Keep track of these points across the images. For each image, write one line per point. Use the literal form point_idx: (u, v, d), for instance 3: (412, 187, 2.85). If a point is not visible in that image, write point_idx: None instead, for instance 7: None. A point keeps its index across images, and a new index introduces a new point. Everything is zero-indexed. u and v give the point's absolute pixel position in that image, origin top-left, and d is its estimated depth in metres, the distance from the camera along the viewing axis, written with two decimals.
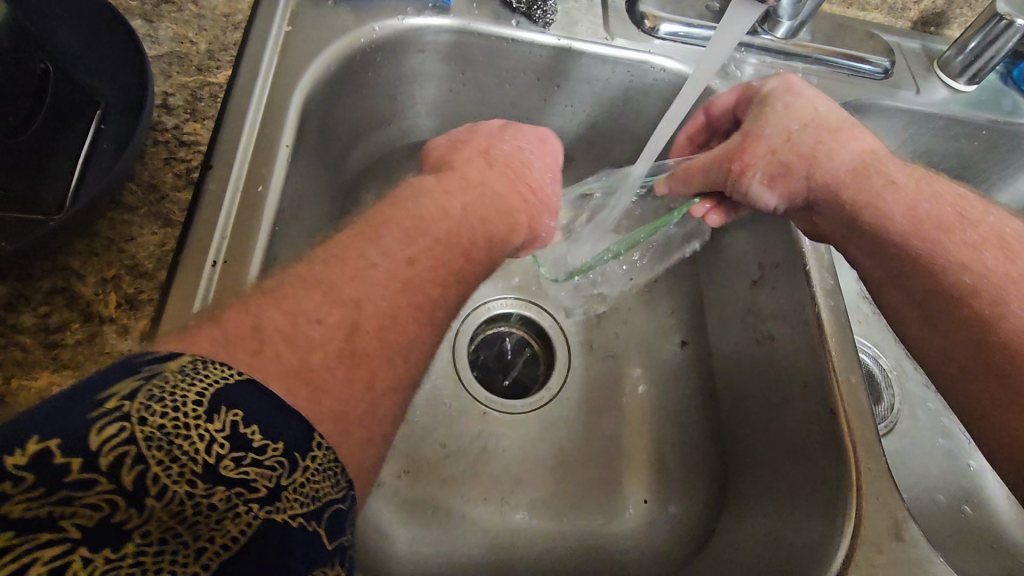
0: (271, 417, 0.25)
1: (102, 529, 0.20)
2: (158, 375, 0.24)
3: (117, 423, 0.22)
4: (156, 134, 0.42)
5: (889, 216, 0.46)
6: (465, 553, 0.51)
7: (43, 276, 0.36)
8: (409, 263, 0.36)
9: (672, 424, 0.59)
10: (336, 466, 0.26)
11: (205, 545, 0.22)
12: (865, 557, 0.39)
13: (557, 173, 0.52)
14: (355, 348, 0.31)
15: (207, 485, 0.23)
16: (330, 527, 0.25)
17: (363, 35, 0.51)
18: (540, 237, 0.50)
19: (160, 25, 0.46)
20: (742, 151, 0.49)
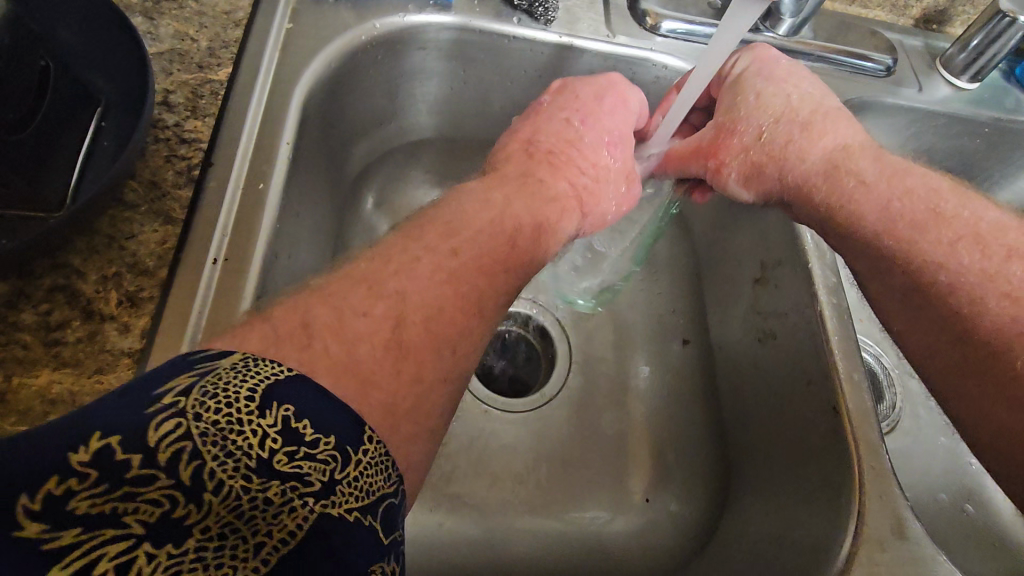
0: (322, 412, 0.25)
1: (164, 525, 0.20)
2: (212, 373, 0.24)
3: (173, 419, 0.22)
4: (156, 132, 0.41)
5: (861, 212, 0.43)
6: (468, 552, 0.51)
7: (43, 274, 0.35)
8: (453, 253, 0.35)
9: (679, 424, 0.58)
10: (387, 459, 0.26)
11: (263, 540, 0.22)
12: (867, 557, 0.39)
13: (616, 139, 0.50)
14: (405, 342, 0.31)
15: (262, 479, 0.23)
16: (385, 521, 0.25)
17: (364, 32, 0.50)
18: (605, 213, 0.48)
19: (160, 22, 0.46)
20: (716, 147, 0.49)
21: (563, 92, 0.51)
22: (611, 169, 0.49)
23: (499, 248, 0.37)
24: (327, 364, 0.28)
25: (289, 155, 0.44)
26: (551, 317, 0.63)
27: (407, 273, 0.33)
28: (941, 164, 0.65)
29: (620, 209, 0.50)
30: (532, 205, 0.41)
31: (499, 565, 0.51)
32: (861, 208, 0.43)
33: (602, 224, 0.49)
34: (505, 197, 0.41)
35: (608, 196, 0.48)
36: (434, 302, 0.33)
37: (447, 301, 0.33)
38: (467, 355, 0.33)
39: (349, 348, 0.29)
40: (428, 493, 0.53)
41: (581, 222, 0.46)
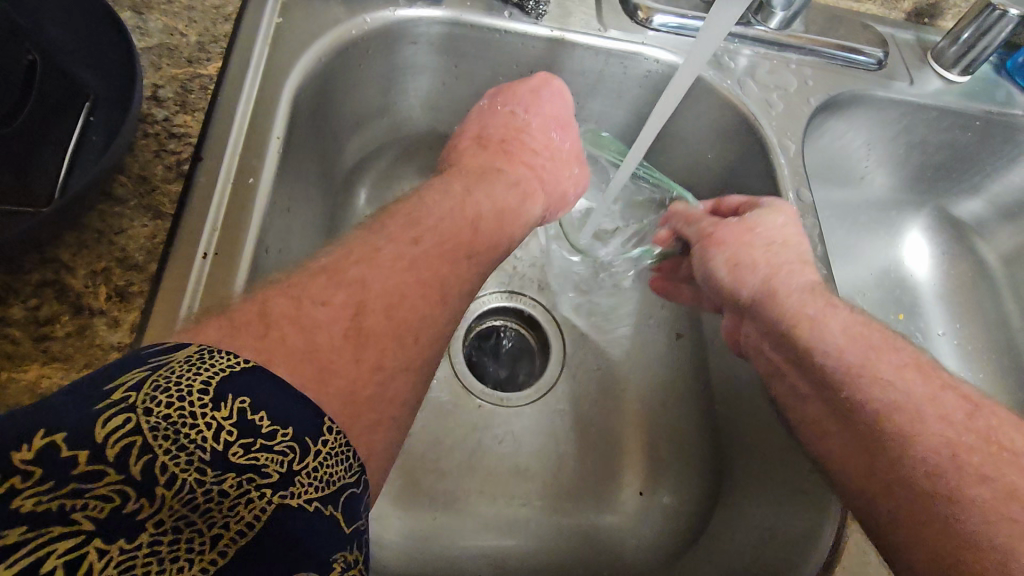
0: (278, 403, 0.25)
1: (115, 520, 0.20)
2: (163, 366, 0.24)
3: (122, 414, 0.22)
4: (145, 126, 0.41)
5: (829, 333, 0.42)
6: (462, 548, 0.51)
7: (32, 269, 0.35)
8: (415, 241, 0.36)
9: (671, 417, 0.59)
10: (347, 450, 0.27)
11: (219, 532, 0.22)
12: (855, 555, 0.40)
13: (562, 121, 0.52)
14: (363, 330, 0.31)
15: (217, 472, 0.23)
16: (346, 510, 0.25)
17: (354, 26, 0.50)
18: (567, 191, 0.52)
19: (149, 17, 0.46)
20: (726, 231, 0.49)
21: (500, 92, 0.52)
22: (563, 151, 0.52)
23: (458, 230, 0.39)
24: (285, 351, 0.28)
25: (278, 151, 0.44)
26: (544, 313, 0.63)
27: (369, 264, 0.33)
28: (933, 157, 0.65)
29: (579, 189, 0.54)
30: (490, 190, 0.44)
31: (493, 560, 0.51)
32: (830, 337, 0.42)
33: (565, 202, 0.52)
34: (465, 186, 0.43)
35: (566, 174, 0.52)
36: (398, 288, 0.33)
37: (410, 290, 0.34)
38: (429, 342, 0.34)
39: (309, 337, 0.29)
40: (422, 488, 0.53)
41: (547, 201, 0.49)
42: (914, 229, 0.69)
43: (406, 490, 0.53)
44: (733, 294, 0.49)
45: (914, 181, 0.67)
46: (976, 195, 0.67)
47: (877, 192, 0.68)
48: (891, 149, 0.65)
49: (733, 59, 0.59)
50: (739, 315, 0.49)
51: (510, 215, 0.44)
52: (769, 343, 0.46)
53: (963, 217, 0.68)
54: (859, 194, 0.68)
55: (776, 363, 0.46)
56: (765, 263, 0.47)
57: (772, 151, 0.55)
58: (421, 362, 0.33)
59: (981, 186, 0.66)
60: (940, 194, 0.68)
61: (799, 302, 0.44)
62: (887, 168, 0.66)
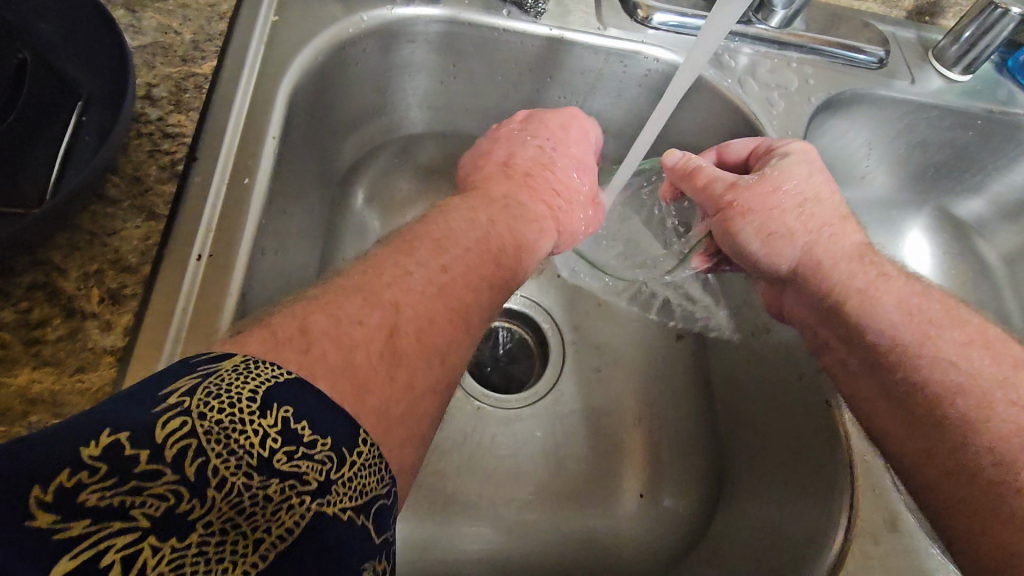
0: (320, 414, 0.24)
1: (168, 518, 0.20)
2: (215, 373, 0.24)
3: (179, 418, 0.22)
4: (139, 126, 0.40)
5: (880, 308, 0.43)
6: (460, 550, 0.51)
7: (24, 271, 0.35)
8: (444, 269, 0.35)
9: (672, 418, 0.58)
10: (381, 462, 0.26)
11: (262, 536, 0.21)
12: (861, 551, 0.38)
13: (583, 166, 0.53)
14: (399, 352, 0.30)
15: (263, 477, 0.22)
16: (377, 519, 0.25)
17: (351, 25, 0.50)
18: (579, 229, 0.50)
19: (143, 16, 0.45)
20: (752, 192, 0.46)
21: (531, 120, 0.53)
22: (581, 194, 0.51)
23: (484, 265, 0.37)
24: (323, 367, 0.27)
25: (273, 151, 0.44)
26: (543, 312, 0.63)
27: (401, 287, 0.33)
28: (934, 156, 0.64)
29: (590, 227, 0.51)
30: (514, 226, 0.42)
31: (491, 563, 0.51)
32: (881, 307, 0.43)
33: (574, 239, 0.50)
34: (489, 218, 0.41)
35: (582, 215, 0.50)
36: (431, 316, 0.32)
37: (440, 317, 0.33)
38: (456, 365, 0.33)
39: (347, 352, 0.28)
40: (420, 491, 0.53)
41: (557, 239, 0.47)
42: (914, 229, 0.69)
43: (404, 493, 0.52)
44: (771, 262, 0.48)
45: (915, 180, 0.67)
46: (977, 194, 0.66)
47: (879, 192, 0.68)
48: (892, 148, 0.64)
49: (733, 58, 0.58)
50: (778, 287, 0.49)
51: (526, 254, 0.42)
52: (816, 316, 0.46)
53: (964, 217, 0.68)
54: (860, 195, 0.67)
55: (821, 337, 0.46)
56: (802, 227, 0.46)
57: None
58: (445, 386, 0.32)
59: (982, 186, 0.65)
60: (940, 193, 0.67)
61: (846, 272, 0.44)
62: (887, 167, 0.66)
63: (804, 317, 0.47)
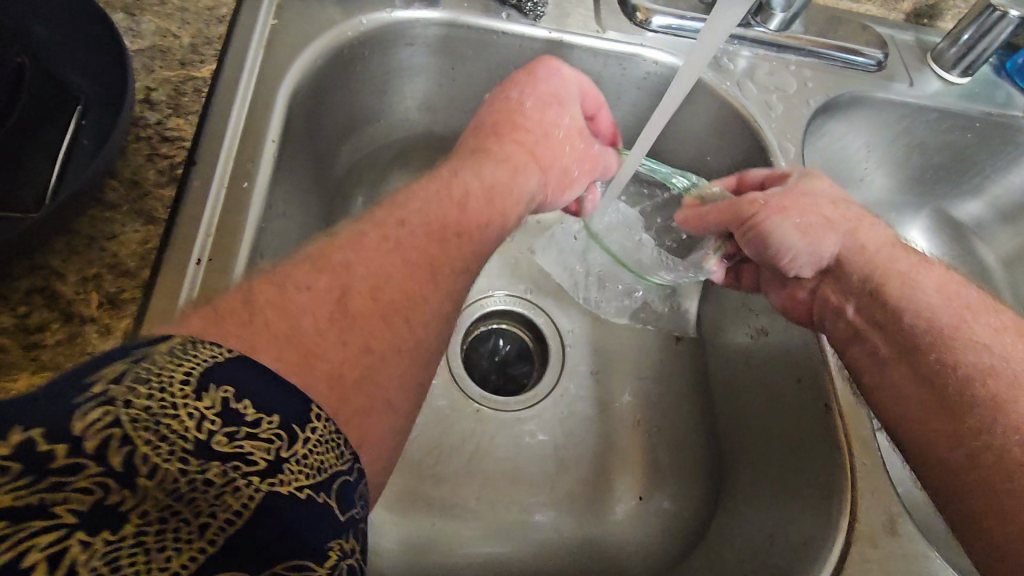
0: (263, 393, 0.24)
1: (97, 512, 0.19)
2: (145, 359, 0.23)
3: (101, 406, 0.20)
4: (137, 130, 0.41)
5: (922, 290, 0.42)
6: (460, 553, 0.51)
7: (21, 276, 0.35)
8: (400, 224, 0.35)
9: (672, 422, 0.58)
10: (337, 438, 0.25)
11: (208, 522, 0.20)
12: (860, 554, 0.39)
13: (558, 98, 0.47)
14: (349, 313, 0.30)
15: (202, 461, 0.21)
16: (340, 498, 0.24)
17: (350, 27, 0.50)
18: (568, 167, 0.48)
19: (141, 19, 0.45)
20: (786, 195, 0.47)
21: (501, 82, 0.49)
22: (563, 128, 0.48)
23: (444, 212, 0.37)
24: (269, 337, 0.27)
25: (273, 154, 0.44)
26: (542, 313, 0.63)
27: (354, 249, 0.33)
28: (933, 159, 0.64)
29: (583, 168, 0.50)
30: (478, 172, 0.41)
31: (491, 564, 0.51)
32: (922, 290, 0.42)
33: (567, 181, 0.49)
34: (451, 170, 0.41)
35: (564, 151, 0.47)
36: (385, 269, 0.33)
37: (396, 271, 0.33)
38: None
39: (293, 323, 0.28)
40: (420, 495, 0.53)
41: (544, 178, 0.46)
42: (913, 231, 0.69)
43: (404, 496, 0.52)
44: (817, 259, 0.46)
45: (914, 182, 0.67)
46: (975, 197, 0.66)
47: (877, 194, 0.68)
48: (891, 150, 0.64)
49: (732, 61, 0.58)
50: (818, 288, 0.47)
51: (500, 194, 0.41)
52: (858, 304, 0.44)
53: (963, 219, 0.68)
54: (860, 196, 0.67)
55: (856, 326, 0.44)
56: (840, 222, 0.46)
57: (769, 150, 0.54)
58: (413, 346, 0.32)
59: (981, 188, 0.66)
60: (939, 196, 0.67)
61: (877, 259, 0.45)
62: (886, 168, 0.66)
63: (846, 311, 0.45)
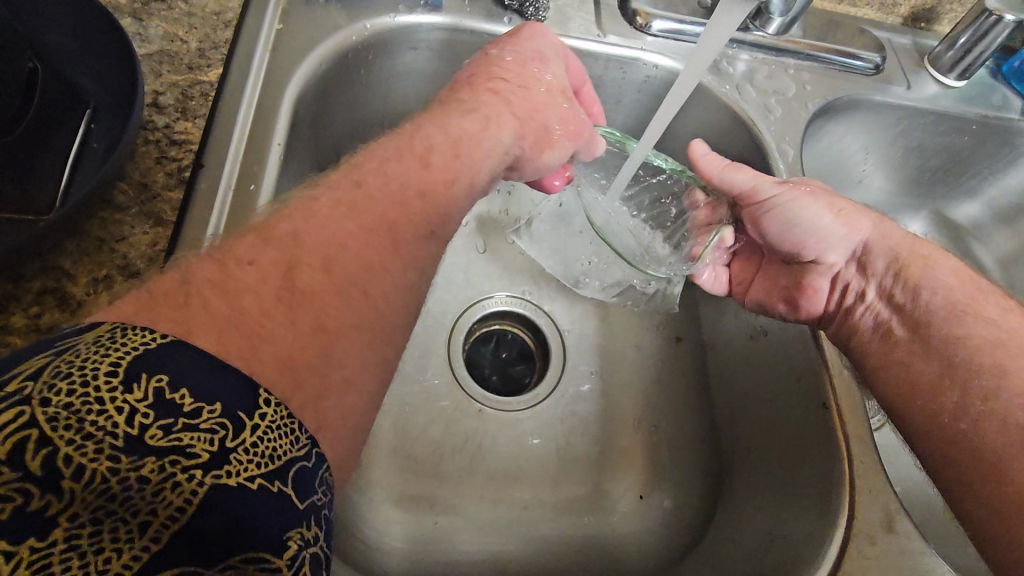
0: (201, 379, 0.23)
1: (18, 520, 0.18)
2: (69, 352, 0.22)
3: (15, 408, 0.20)
4: (146, 133, 0.42)
5: (935, 275, 0.45)
6: (463, 552, 0.51)
7: (34, 276, 0.36)
8: (356, 185, 0.35)
9: (673, 420, 0.59)
10: (290, 423, 0.25)
11: (147, 519, 0.20)
12: (858, 550, 0.40)
13: (543, 55, 0.48)
14: (297, 289, 0.29)
15: (134, 457, 0.21)
16: (297, 486, 0.24)
17: (354, 32, 0.50)
18: (548, 123, 0.46)
19: (149, 24, 0.46)
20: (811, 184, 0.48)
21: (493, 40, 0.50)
22: (545, 84, 0.47)
23: (406, 169, 0.37)
24: (203, 322, 0.26)
25: (280, 156, 0.44)
26: (543, 314, 0.63)
27: (301, 215, 0.32)
28: (930, 162, 0.65)
29: (567, 128, 0.47)
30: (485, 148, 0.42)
31: (493, 564, 0.51)
32: (937, 276, 0.45)
33: (549, 139, 0.47)
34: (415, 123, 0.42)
35: (545, 104, 0.46)
36: (339, 240, 0.32)
37: (350, 240, 0.32)
38: None
39: (234, 301, 0.27)
40: (422, 493, 0.53)
41: (520, 130, 0.45)
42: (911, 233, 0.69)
43: (408, 494, 0.53)
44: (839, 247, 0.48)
45: (913, 183, 0.67)
46: (973, 199, 0.67)
47: (874, 197, 0.68)
48: (889, 153, 0.65)
49: (731, 65, 0.59)
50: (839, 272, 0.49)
51: (467, 147, 0.41)
52: (881, 290, 0.47)
53: (961, 221, 0.68)
54: (859, 197, 0.68)
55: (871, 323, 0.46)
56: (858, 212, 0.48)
57: (769, 153, 0.55)
58: (375, 320, 0.32)
59: (978, 190, 0.66)
60: (937, 198, 0.68)
61: (889, 252, 0.47)
62: (886, 170, 0.66)
63: (868, 294, 0.47)
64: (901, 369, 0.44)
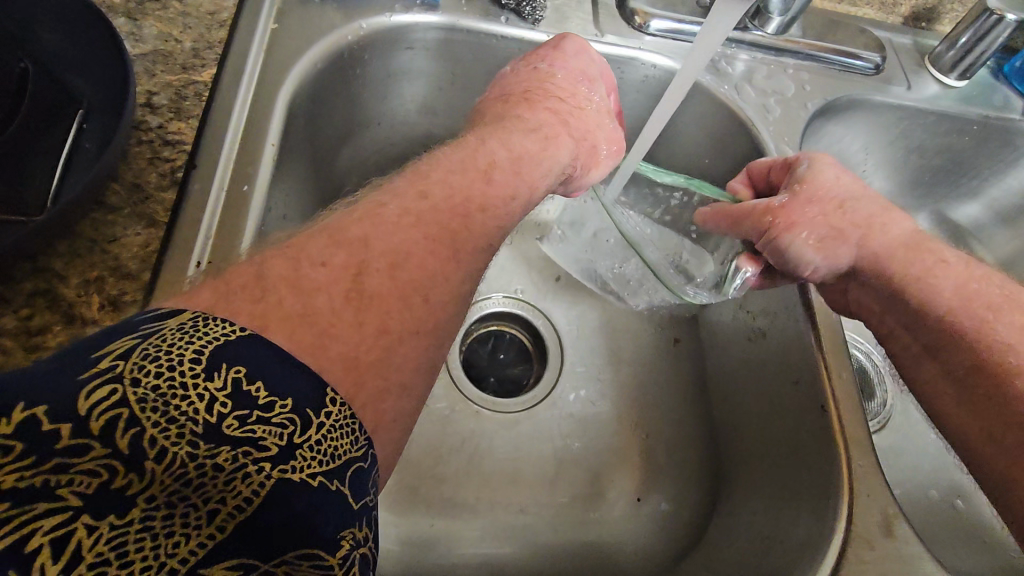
0: (276, 374, 0.23)
1: (102, 495, 0.19)
2: (156, 335, 0.23)
3: (108, 385, 0.20)
4: (139, 133, 0.41)
5: (947, 285, 0.43)
6: (458, 554, 0.51)
7: (24, 279, 0.35)
8: (423, 196, 0.35)
9: (673, 421, 0.58)
10: (353, 422, 0.25)
11: (217, 507, 0.20)
12: (855, 554, 0.40)
13: (590, 76, 0.49)
14: (366, 293, 0.29)
15: (210, 445, 0.21)
16: (353, 486, 0.24)
17: (350, 32, 0.50)
18: (597, 144, 0.48)
19: (144, 23, 0.46)
20: (789, 208, 0.47)
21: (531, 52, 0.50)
22: (593, 104, 0.49)
23: (468, 184, 0.37)
24: (282, 317, 0.26)
25: (272, 156, 0.44)
26: (540, 314, 0.63)
27: (371, 222, 0.32)
28: (931, 162, 0.65)
29: (611, 148, 0.49)
30: (507, 140, 0.42)
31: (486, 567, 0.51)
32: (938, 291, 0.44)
33: (596, 158, 0.48)
34: (479, 137, 0.42)
35: (596, 126, 0.48)
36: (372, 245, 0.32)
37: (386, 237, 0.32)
38: None
39: (307, 299, 0.27)
40: (419, 495, 0.53)
41: (576, 150, 0.46)
42: None
43: (404, 496, 0.53)
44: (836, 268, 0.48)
45: (913, 183, 0.67)
46: (974, 199, 0.67)
47: None
48: (891, 153, 0.64)
49: (731, 65, 0.59)
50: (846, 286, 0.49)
51: (528, 165, 0.41)
52: (885, 305, 0.47)
53: (962, 221, 0.68)
54: None
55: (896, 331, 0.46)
56: (850, 226, 0.47)
57: (768, 154, 0.55)
58: (433, 326, 0.32)
59: (980, 190, 0.66)
60: (939, 198, 0.68)
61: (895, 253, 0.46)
62: (886, 170, 0.66)
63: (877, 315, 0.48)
64: (931, 385, 0.43)
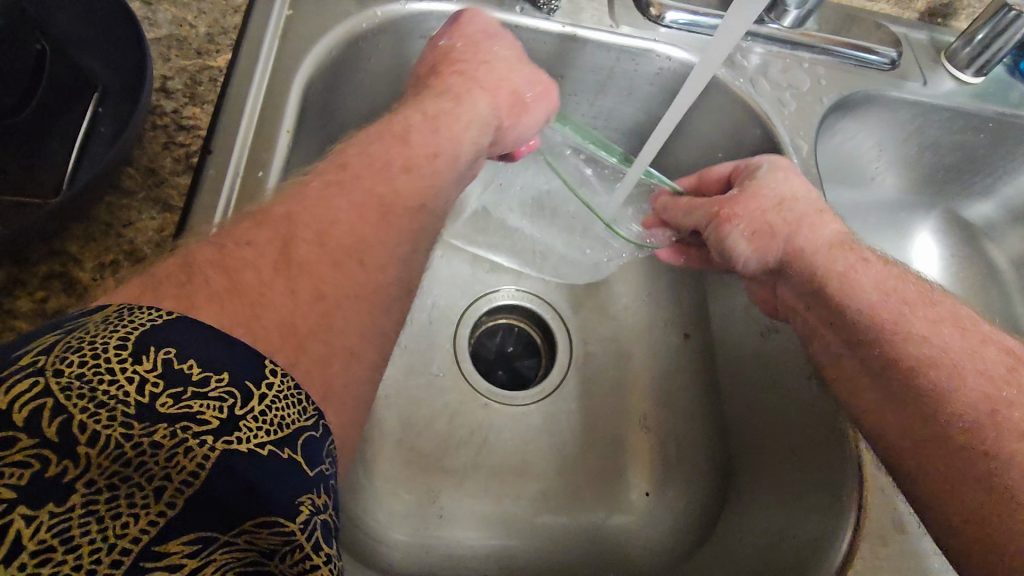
0: (205, 351, 0.23)
1: (37, 484, 0.18)
2: (79, 329, 0.22)
3: (28, 379, 0.20)
4: (154, 118, 0.41)
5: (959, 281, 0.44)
6: (466, 545, 0.51)
7: (40, 260, 0.35)
8: (340, 167, 0.35)
9: (674, 416, 0.58)
10: (298, 394, 0.25)
11: (163, 484, 0.20)
12: (870, 551, 0.39)
13: (491, 33, 0.48)
14: (294, 261, 0.30)
15: (146, 424, 0.21)
16: (306, 454, 0.24)
17: (365, 19, 0.50)
18: (517, 88, 0.46)
19: (158, 8, 0.46)
20: (735, 200, 0.49)
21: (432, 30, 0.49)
22: (496, 55, 0.47)
23: (386, 149, 0.37)
24: None
25: (287, 145, 0.43)
26: (549, 309, 0.63)
27: (295, 198, 0.32)
28: (944, 159, 0.64)
29: (535, 91, 0.48)
30: (420, 105, 0.42)
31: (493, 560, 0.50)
32: (860, 290, 0.44)
33: (522, 105, 0.47)
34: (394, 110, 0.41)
35: (508, 75, 0.46)
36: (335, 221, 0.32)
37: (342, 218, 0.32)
38: None
39: (234, 277, 0.28)
40: (428, 485, 0.53)
41: (494, 103, 0.45)
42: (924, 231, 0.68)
43: (417, 488, 0.52)
44: (760, 262, 0.49)
45: (925, 182, 0.66)
46: (986, 198, 0.66)
47: (886, 195, 0.68)
48: (902, 150, 0.64)
49: (746, 58, 0.58)
50: (773, 281, 0.50)
51: (445, 122, 0.41)
52: (806, 303, 0.46)
53: (973, 220, 0.68)
54: (869, 195, 0.67)
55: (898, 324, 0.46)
56: (783, 223, 0.47)
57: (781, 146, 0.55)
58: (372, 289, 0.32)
59: (991, 189, 0.65)
60: (950, 197, 0.67)
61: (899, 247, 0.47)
62: (898, 168, 0.66)
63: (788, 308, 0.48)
64: None
